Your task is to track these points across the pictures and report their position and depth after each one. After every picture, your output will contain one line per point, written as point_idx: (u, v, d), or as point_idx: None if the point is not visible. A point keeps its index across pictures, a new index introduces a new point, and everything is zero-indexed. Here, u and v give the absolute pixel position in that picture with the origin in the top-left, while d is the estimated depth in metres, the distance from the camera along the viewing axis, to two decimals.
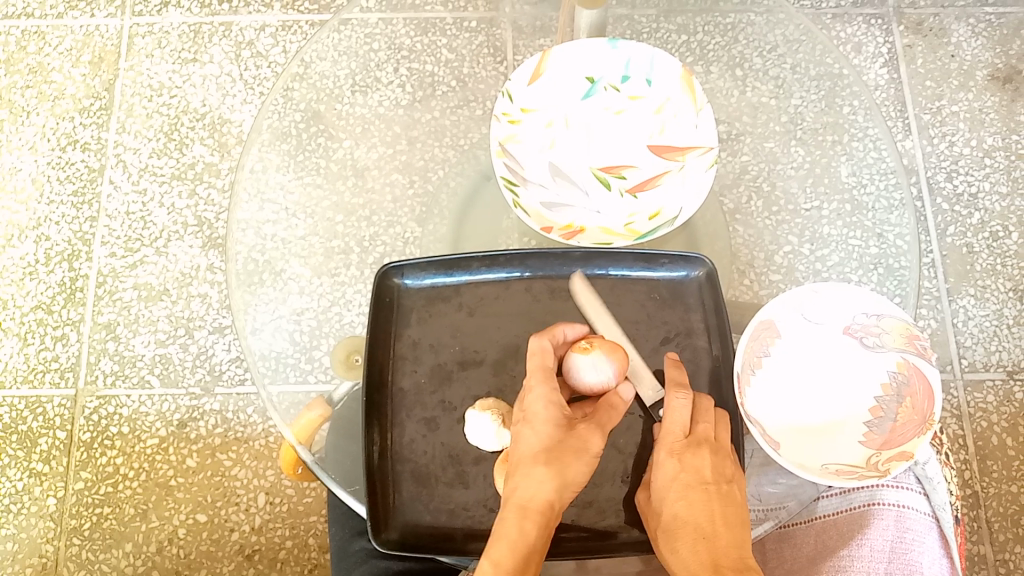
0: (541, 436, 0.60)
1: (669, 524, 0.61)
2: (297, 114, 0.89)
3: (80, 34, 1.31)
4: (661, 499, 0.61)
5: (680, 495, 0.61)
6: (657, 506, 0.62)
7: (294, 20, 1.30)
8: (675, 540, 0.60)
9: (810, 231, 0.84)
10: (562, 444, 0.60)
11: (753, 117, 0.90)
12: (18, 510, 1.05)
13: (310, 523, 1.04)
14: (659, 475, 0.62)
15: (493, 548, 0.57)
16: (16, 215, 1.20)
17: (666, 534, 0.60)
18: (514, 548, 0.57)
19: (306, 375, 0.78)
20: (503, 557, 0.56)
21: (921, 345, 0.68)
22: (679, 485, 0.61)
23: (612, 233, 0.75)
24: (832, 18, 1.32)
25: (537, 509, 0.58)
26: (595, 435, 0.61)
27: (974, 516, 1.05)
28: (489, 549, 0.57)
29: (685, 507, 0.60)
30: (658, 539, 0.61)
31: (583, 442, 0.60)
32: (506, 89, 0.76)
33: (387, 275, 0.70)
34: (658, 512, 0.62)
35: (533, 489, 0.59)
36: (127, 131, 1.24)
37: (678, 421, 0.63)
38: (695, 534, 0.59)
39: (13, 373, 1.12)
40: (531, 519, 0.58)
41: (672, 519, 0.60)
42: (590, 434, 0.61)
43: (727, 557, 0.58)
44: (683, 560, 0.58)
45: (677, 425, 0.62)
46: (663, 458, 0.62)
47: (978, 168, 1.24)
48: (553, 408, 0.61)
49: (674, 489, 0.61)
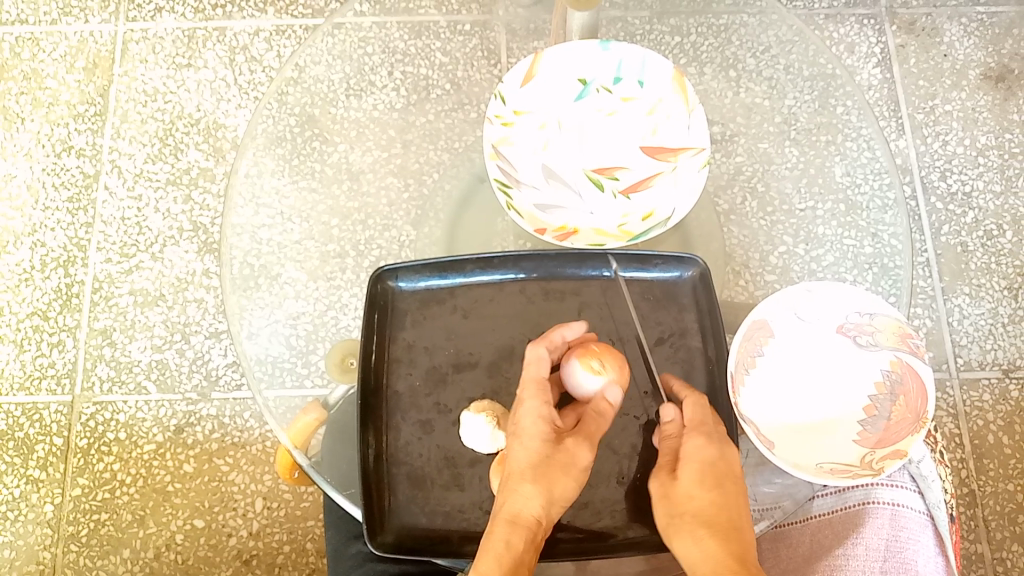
0: (531, 450, 0.60)
1: (701, 510, 0.59)
2: (291, 118, 0.90)
3: (74, 40, 1.31)
4: (694, 483, 0.60)
5: (716, 484, 0.60)
6: (687, 489, 0.60)
7: (288, 25, 1.30)
8: (707, 526, 0.58)
9: (805, 231, 0.84)
10: (551, 459, 0.60)
11: (747, 117, 0.91)
12: (16, 516, 1.05)
13: (308, 527, 1.04)
14: (695, 459, 0.61)
15: (480, 563, 0.57)
16: (11, 221, 1.20)
17: (695, 520, 0.59)
18: (500, 561, 0.57)
19: (302, 380, 0.78)
20: (489, 570, 0.56)
21: (914, 344, 0.68)
22: (713, 471, 0.60)
23: (605, 234, 0.76)
24: (825, 18, 1.32)
25: (529, 523, 0.59)
26: (580, 449, 0.61)
27: (971, 514, 1.05)
28: (478, 563, 0.57)
29: (721, 496, 0.59)
30: (683, 521, 0.59)
31: (569, 456, 0.61)
32: (498, 91, 0.77)
33: (380, 278, 0.70)
34: (688, 495, 0.60)
35: (526, 503, 0.59)
36: (121, 137, 1.24)
37: (700, 417, 0.63)
38: (727, 526, 0.58)
39: (9, 379, 1.12)
40: (516, 529, 0.58)
41: (704, 506, 0.59)
42: (575, 449, 0.61)
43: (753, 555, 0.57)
44: (715, 548, 0.57)
45: (709, 419, 0.63)
46: (701, 444, 0.61)
47: (972, 167, 1.24)
48: (542, 423, 0.62)
49: (711, 476, 0.60)
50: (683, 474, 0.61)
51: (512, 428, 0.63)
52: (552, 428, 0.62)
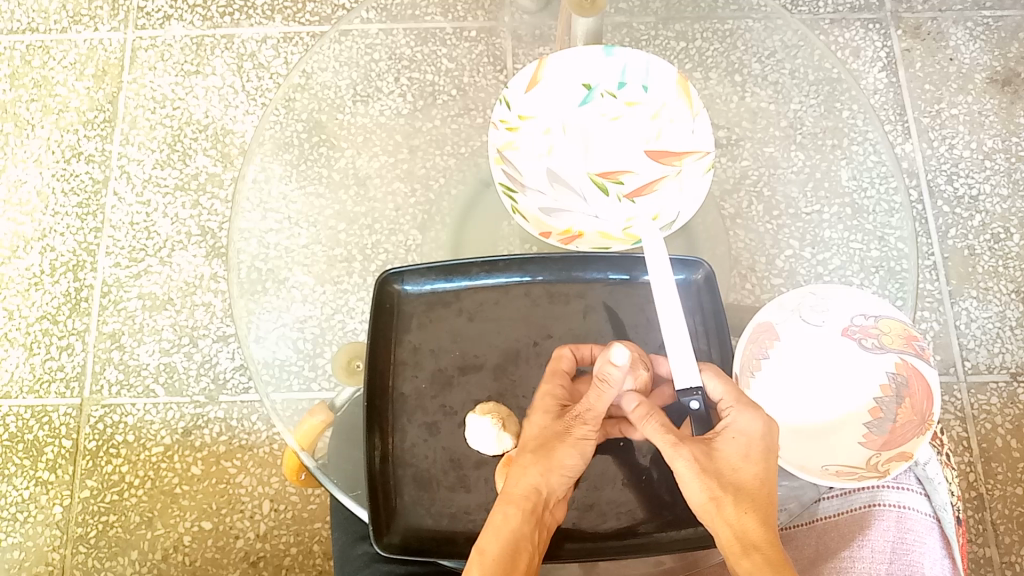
0: (542, 428, 0.62)
1: (743, 484, 0.58)
2: (299, 124, 0.90)
3: (84, 47, 1.32)
4: (740, 457, 0.59)
5: (761, 459, 0.59)
6: (731, 461, 0.59)
7: (295, 31, 1.31)
8: (750, 500, 0.58)
9: (811, 235, 0.85)
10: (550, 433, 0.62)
11: (752, 122, 0.91)
12: (25, 519, 1.06)
13: (315, 530, 1.04)
14: (745, 434, 0.59)
15: (482, 540, 0.59)
16: (22, 226, 1.21)
17: (738, 493, 0.58)
18: (504, 538, 0.58)
19: (309, 383, 0.79)
20: (488, 545, 0.58)
21: (919, 346, 0.69)
22: (752, 446, 0.59)
23: (610, 238, 0.76)
24: (830, 23, 1.32)
25: (525, 495, 0.59)
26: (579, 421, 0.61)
27: (979, 518, 1.05)
28: (480, 540, 0.59)
29: (764, 472, 0.59)
30: (728, 495, 0.58)
31: (573, 427, 0.61)
32: (503, 97, 0.77)
33: (387, 281, 0.70)
34: (731, 467, 0.59)
35: (520, 478, 0.60)
36: (130, 142, 1.25)
37: (733, 390, 0.61)
38: (765, 500, 0.58)
39: (19, 383, 1.12)
40: (515, 506, 0.59)
41: (746, 478, 0.58)
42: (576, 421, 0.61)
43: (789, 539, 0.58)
44: (754, 521, 0.57)
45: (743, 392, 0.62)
46: (753, 417, 0.60)
47: (978, 171, 1.24)
48: (546, 399, 0.64)
49: (756, 452, 0.59)
50: (726, 445, 0.59)
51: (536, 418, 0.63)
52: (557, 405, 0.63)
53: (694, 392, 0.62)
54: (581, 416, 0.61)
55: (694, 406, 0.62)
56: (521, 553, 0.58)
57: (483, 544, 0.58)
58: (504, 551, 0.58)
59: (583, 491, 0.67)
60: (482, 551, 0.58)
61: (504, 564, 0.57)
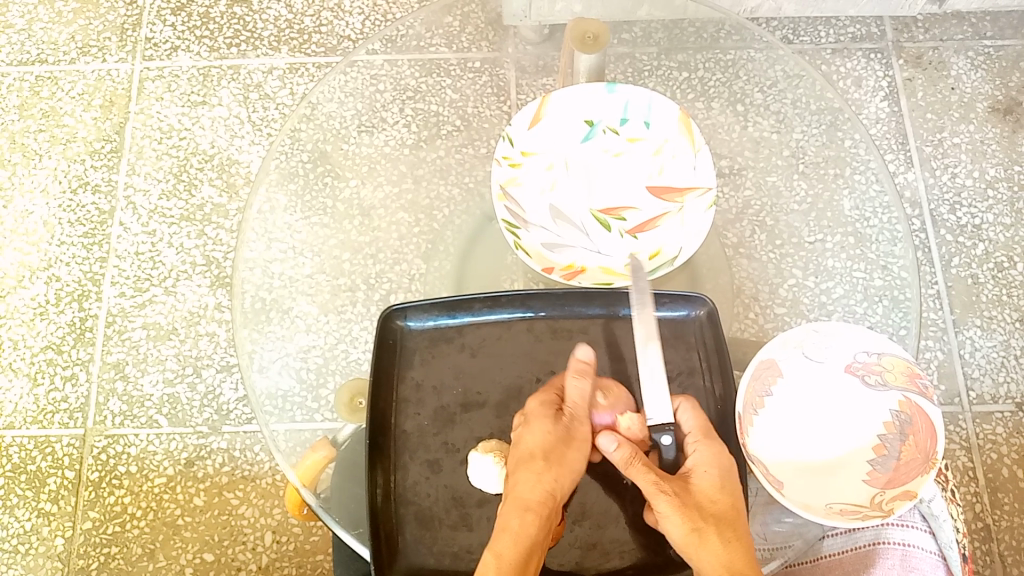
0: (546, 434, 0.64)
1: (722, 514, 0.60)
2: (303, 155, 0.91)
3: (91, 79, 1.33)
4: (714, 487, 0.61)
5: (732, 490, 0.61)
6: (707, 492, 0.61)
7: (301, 63, 1.33)
8: (731, 531, 0.59)
9: (814, 264, 0.85)
10: (555, 437, 0.64)
11: (754, 151, 0.92)
12: (26, 551, 1.06)
13: (317, 561, 1.04)
14: (713, 466, 0.62)
15: (497, 541, 0.60)
16: (27, 256, 1.22)
17: (719, 523, 0.60)
18: (521, 543, 0.59)
19: (312, 414, 0.79)
20: (505, 549, 0.59)
21: (922, 383, 0.68)
22: (723, 476, 0.61)
23: (613, 273, 0.76)
24: (831, 53, 1.33)
25: (542, 501, 0.61)
26: (578, 423, 0.65)
27: (987, 550, 1.04)
28: (494, 543, 0.60)
29: (734, 500, 0.61)
30: (711, 526, 0.59)
31: (574, 432, 0.65)
32: (506, 133, 0.78)
33: (390, 317, 0.70)
34: (709, 499, 0.60)
35: (535, 485, 0.62)
36: (136, 173, 1.26)
37: (701, 425, 0.64)
38: (742, 528, 0.60)
39: (22, 413, 1.13)
40: (535, 513, 0.61)
41: (724, 508, 0.60)
42: (576, 422, 0.65)
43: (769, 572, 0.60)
44: (740, 552, 0.59)
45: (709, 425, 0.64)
46: (713, 452, 0.62)
47: (981, 200, 1.24)
48: (545, 406, 0.66)
49: (727, 482, 0.61)
50: (700, 481, 0.61)
51: (535, 424, 0.65)
52: (552, 412, 0.65)
53: (665, 428, 0.65)
54: (577, 419, 0.65)
55: (666, 441, 0.65)
56: (534, 556, 0.60)
57: (499, 549, 0.59)
58: (519, 554, 0.59)
59: (586, 530, 0.67)
60: (499, 554, 0.59)
61: (521, 567, 0.59)
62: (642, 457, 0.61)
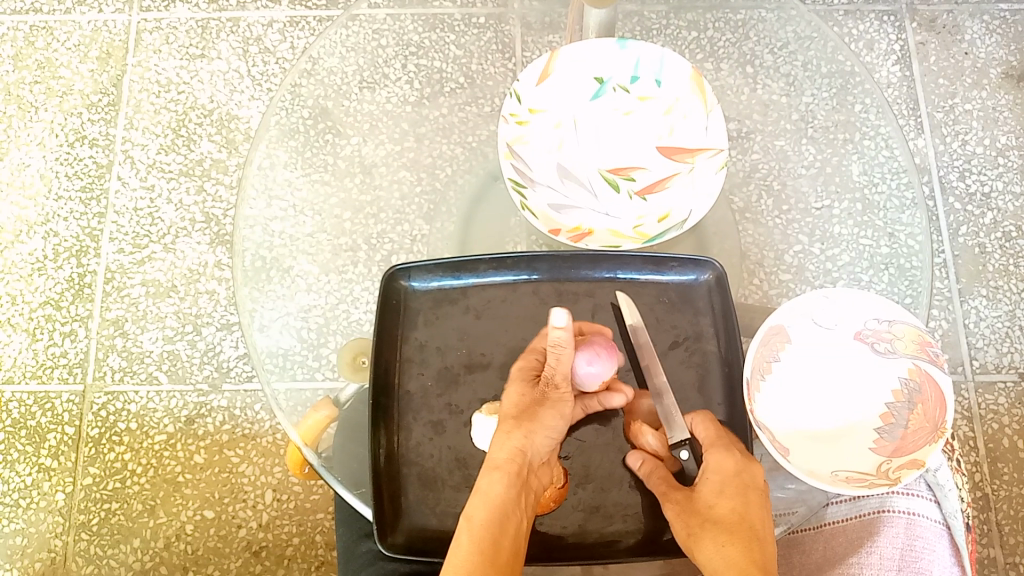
0: (522, 395, 0.66)
1: (721, 517, 0.61)
2: (304, 111, 0.89)
3: (88, 29, 1.30)
4: (716, 492, 0.62)
5: (736, 493, 0.61)
6: (709, 497, 0.62)
7: (302, 16, 1.30)
8: (728, 533, 0.60)
9: (820, 230, 0.83)
10: (528, 401, 0.65)
11: (764, 114, 0.89)
12: (27, 505, 1.06)
13: (317, 520, 1.04)
14: (717, 471, 0.62)
15: (470, 507, 0.61)
16: (25, 210, 1.20)
17: (716, 527, 0.60)
18: (492, 507, 0.60)
19: (313, 373, 0.78)
20: (476, 511, 0.61)
21: (933, 352, 0.67)
22: (729, 481, 0.62)
23: (621, 236, 0.75)
24: (844, 14, 1.30)
25: (511, 459, 0.63)
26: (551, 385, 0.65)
27: (984, 518, 1.04)
28: (469, 507, 0.61)
29: (741, 503, 0.61)
30: (705, 529, 0.60)
31: (549, 391, 0.65)
32: (513, 90, 0.76)
33: (394, 277, 0.69)
34: (708, 504, 0.61)
35: (505, 443, 0.63)
36: (134, 127, 1.24)
37: (712, 436, 0.64)
38: (745, 532, 0.60)
39: (22, 368, 1.12)
40: (502, 471, 0.62)
41: (726, 513, 0.61)
42: (551, 385, 0.65)
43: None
44: (736, 552, 0.59)
45: (723, 433, 0.64)
46: (727, 456, 0.62)
47: (991, 168, 1.22)
48: (524, 371, 0.67)
49: (732, 488, 0.61)
50: (704, 485, 0.62)
51: (513, 387, 0.66)
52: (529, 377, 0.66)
53: (683, 445, 0.65)
54: (553, 380, 0.65)
55: (683, 456, 0.65)
56: (509, 518, 0.61)
57: (471, 511, 0.61)
58: (491, 517, 0.60)
59: (589, 494, 0.66)
60: (470, 517, 0.61)
61: (493, 529, 0.60)
62: (660, 471, 0.64)
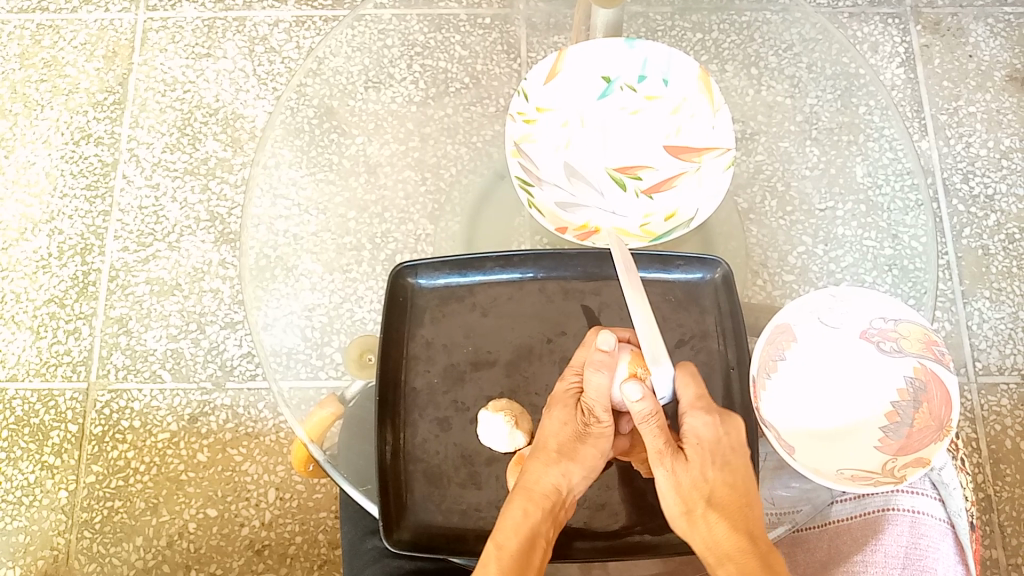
0: (564, 424, 0.62)
1: (717, 494, 0.59)
2: (310, 110, 0.89)
3: (94, 28, 1.31)
4: (706, 464, 0.60)
5: (723, 462, 0.60)
6: (700, 470, 0.59)
7: (308, 16, 1.30)
8: (722, 511, 0.59)
9: (824, 231, 0.83)
10: (571, 435, 0.62)
11: (768, 116, 0.89)
12: (30, 502, 1.06)
13: (320, 519, 1.04)
14: (709, 440, 0.60)
15: (500, 533, 0.60)
16: (30, 208, 1.20)
17: (711, 505, 0.59)
18: (522, 535, 0.59)
19: (316, 371, 0.78)
20: (507, 540, 0.59)
21: (939, 351, 0.67)
22: (720, 451, 0.60)
23: (628, 235, 0.75)
24: (849, 17, 1.30)
25: (546, 495, 0.61)
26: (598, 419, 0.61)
27: (987, 520, 1.04)
28: (496, 533, 0.60)
29: (730, 476, 0.60)
30: (704, 509, 0.59)
31: (590, 425, 0.61)
32: (521, 89, 0.76)
33: (400, 274, 0.69)
34: (702, 478, 0.59)
35: (546, 478, 0.61)
36: (140, 125, 1.24)
37: (696, 395, 0.61)
38: (740, 508, 0.60)
39: (25, 366, 1.12)
40: (536, 506, 0.60)
41: (716, 487, 0.60)
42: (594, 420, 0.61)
43: (774, 553, 0.58)
44: (723, 531, 0.59)
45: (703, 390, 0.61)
46: (709, 421, 0.60)
47: (995, 170, 1.22)
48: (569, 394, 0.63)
49: (720, 457, 0.60)
50: (695, 454, 0.60)
51: (553, 412, 0.63)
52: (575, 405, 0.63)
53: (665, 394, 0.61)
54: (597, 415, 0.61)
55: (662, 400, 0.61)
56: (538, 545, 0.60)
57: (501, 538, 0.59)
58: (523, 547, 0.59)
59: (595, 491, 0.67)
60: (501, 545, 0.59)
61: (521, 557, 0.59)
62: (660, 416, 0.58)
